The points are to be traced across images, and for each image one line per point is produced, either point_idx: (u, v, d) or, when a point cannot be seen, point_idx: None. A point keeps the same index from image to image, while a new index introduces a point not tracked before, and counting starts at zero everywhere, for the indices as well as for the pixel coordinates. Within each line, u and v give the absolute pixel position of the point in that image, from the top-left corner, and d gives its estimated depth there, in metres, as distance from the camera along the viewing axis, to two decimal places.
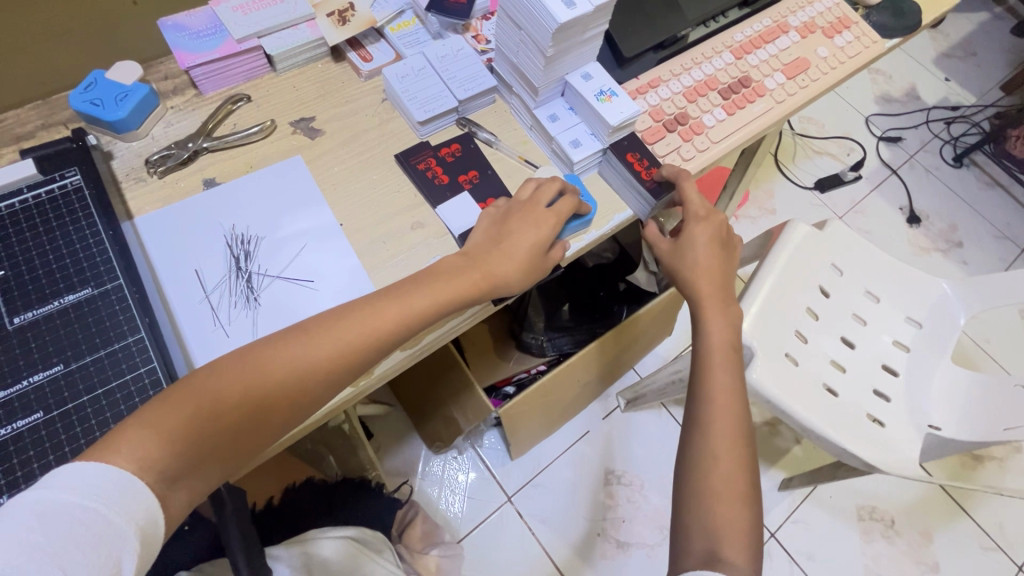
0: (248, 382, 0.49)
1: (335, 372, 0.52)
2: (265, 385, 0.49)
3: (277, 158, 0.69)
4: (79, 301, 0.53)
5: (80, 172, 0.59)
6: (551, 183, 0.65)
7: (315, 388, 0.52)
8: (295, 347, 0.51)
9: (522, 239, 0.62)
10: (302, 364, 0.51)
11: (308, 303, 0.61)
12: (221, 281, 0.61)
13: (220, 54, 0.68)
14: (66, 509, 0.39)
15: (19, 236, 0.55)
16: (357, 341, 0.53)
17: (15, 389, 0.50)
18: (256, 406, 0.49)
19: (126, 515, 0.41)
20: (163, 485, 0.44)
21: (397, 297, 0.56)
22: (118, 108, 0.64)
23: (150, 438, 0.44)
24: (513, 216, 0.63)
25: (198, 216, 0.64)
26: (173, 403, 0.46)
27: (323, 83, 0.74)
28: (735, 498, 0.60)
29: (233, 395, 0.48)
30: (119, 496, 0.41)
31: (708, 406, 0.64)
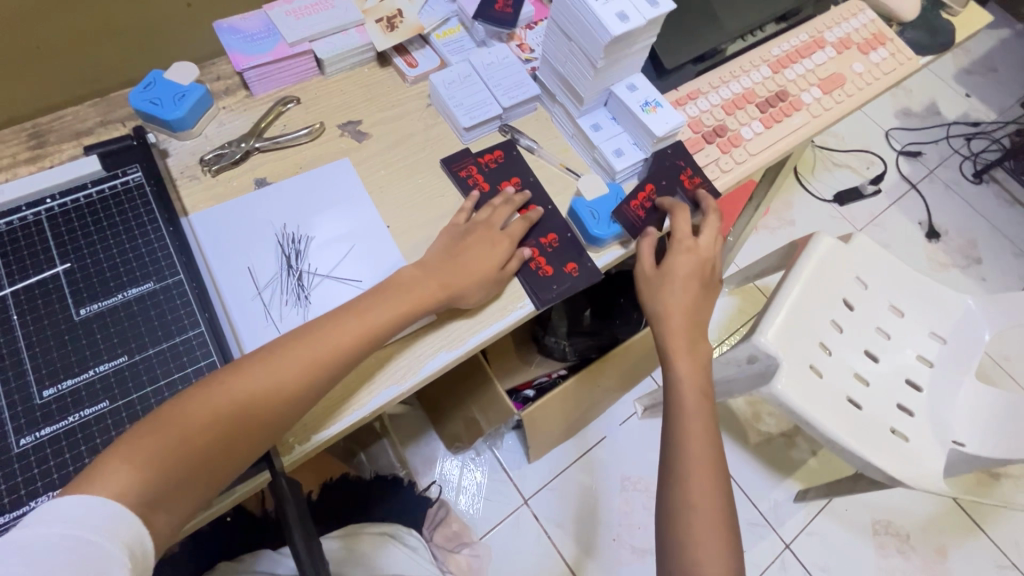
0: (221, 405, 0.49)
1: (310, 385, 0.53)
2: (240, 406, 0.50)
3: (326, 160, 0.70)
4: (141, 295, 0.55)
5: (141, 169, 0.60)
6: (505, 205, 0.68)
7: (295, 402, 0.52)
8: (268, 366, 0.52)
9: (478, 256, 0.63)
10: (268, 383, 0.51)
11: None
12: (274, 279, 0.62)
13: (273, 57, 0.70)
14: (50, 541, 0.40)
15: (83, 229, 0.57)
16: (315, 355, 0.54)
17: (82, 378, 0.51)
18: (234, 426, 0.49)
19: (112, 536, 0.42)
20: (144, 507, 0.45)
21: (371, 314, 0.57)
22: (176, 108, 0.66)
23: (126, 467, 0.45)
24: (468, 235, 0.65)
25: (250, 215, 0.65)
26: (146, 432, 0.47)
27: (369, 88, 0.76)
28: (713, 531, 0.62)
29: (209, 418, 0.49)
30: (101, 520, 0.42)
31: (684, 442, 0.66)
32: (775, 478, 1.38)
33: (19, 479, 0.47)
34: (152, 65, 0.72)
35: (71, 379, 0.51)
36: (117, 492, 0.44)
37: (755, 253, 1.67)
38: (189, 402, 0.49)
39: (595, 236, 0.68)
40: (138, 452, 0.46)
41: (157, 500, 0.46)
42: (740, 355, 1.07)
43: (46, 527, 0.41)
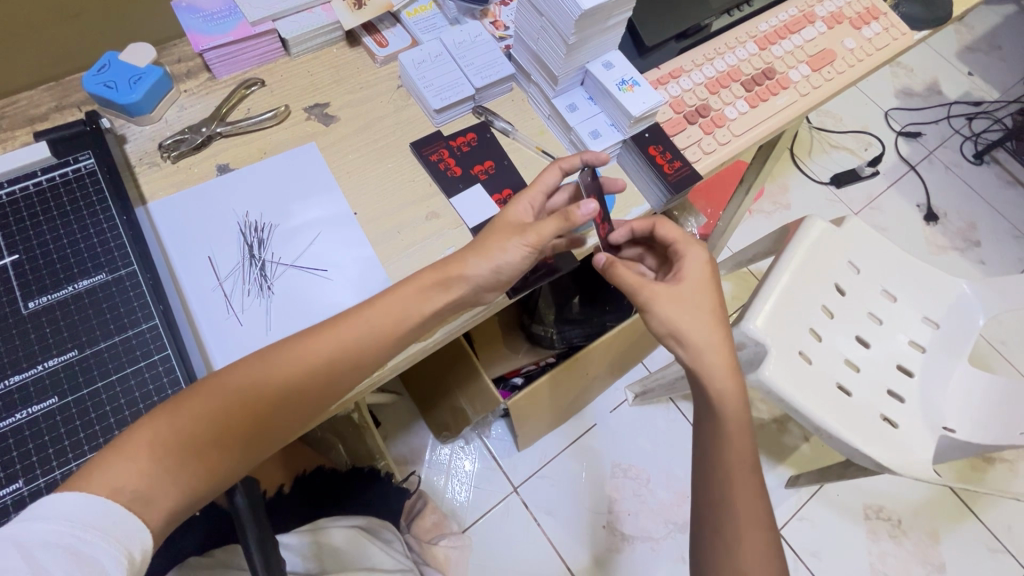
0: (222, 401, 0.47)
1: (310, 383, 0.51)
2: (239, 403, 0.48)
3: (291, 144, 0.68)
4: (93, 286, 0.53)
5: (93, 155, 0.58)
6: (531, 193, 0.61)
7: (293, 399, 0.50)
8: (267, 363, 0.50)
9: (511, 250, 0.57)
10: (268, 377, 0.49)
11: (321, 292, 0.61)
12: (235, 269, 0.60)
13: (234, 37, 0.67)
14: (50, 536, 0.40)
15: (32, 220, 0.55)
16: (320, 349, 0.51)
17: (30, 373, 0.49)
18: (233, 423, 0.47)
19: (109, 536, 0.41)
20: (136, 502, 0.43)
21: (372, 309, 0.54)
22: (132, 91, 0.63)
23: (124, 466, 0.43)
24: (495, 226, 0.59)
25: (211, 203, 0.63)
26: (143, 429, 0.45)
27: (338, 69, 0.73)
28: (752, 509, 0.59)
29: (212, 414, 0.47)
30: (92, 516, 0.41)
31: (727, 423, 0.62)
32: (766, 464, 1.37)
33: None
34: (108, 47, 0.69)
35: (18, 376, 0.49)
36: (110, 488, 0.42)
37: (749, 238, 1.65)
38: (191, 397, 0.47)
39: None
40: (137, 450, 0.44)
41: (152, 498, 0.44)
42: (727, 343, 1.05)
43: (45, 522, 0.40)
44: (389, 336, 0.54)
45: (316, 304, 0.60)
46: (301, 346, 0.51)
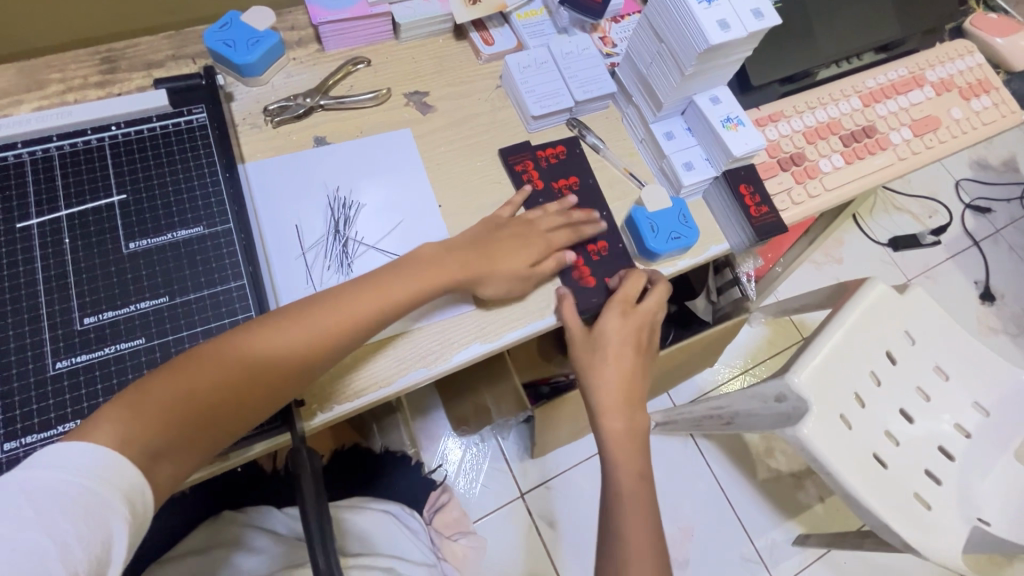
0: (231, 371, 0.47)
1: (317, 359, 0.51)
2: (249, 374, 0.48)
3: (388, 127, 0.69)
4: (191, 237, 0.54)
5: (206, 110, 0.60)
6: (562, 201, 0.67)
7: (301, 372, 0.51)
8: (276, 337, 0.50)
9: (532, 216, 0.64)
10: (275, 347, 0.49)
11: None
12: (319, 241, 0.61)
13: (351, 14, 0.68)
14: (51, 485, 0.39)
15: (142, 164, 0.56)
16: (330, 324, 0.52)
17: (121, 311, 0.50)
18: (242, 394, 0.48)
19: (115, 487, 0.40)
20: (146, 460, 0.43)
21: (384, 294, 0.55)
22: (248, 52, 0.65)
23: (129, 423, 0.43)
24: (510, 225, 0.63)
25: (305, 173, 0.64)
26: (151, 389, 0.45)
27: (441, 59, 0.74)
28: None
29: (222, 382, 0.47)
30: (98, 467, 0.40)
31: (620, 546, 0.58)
32: (773, 517, 1.36)
33: (46, 403, 0.47)
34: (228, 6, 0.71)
35: (111, 312, 0.50)
36: (119, 444, 0.42)
37: (797, 287, 1.62)
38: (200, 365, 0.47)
39: (649, 249, 0.64)
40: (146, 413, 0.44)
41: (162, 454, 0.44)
42: (763, 395, 1.05)
43: (48, 471, 0.39)
44: (395, 314, 0.55)
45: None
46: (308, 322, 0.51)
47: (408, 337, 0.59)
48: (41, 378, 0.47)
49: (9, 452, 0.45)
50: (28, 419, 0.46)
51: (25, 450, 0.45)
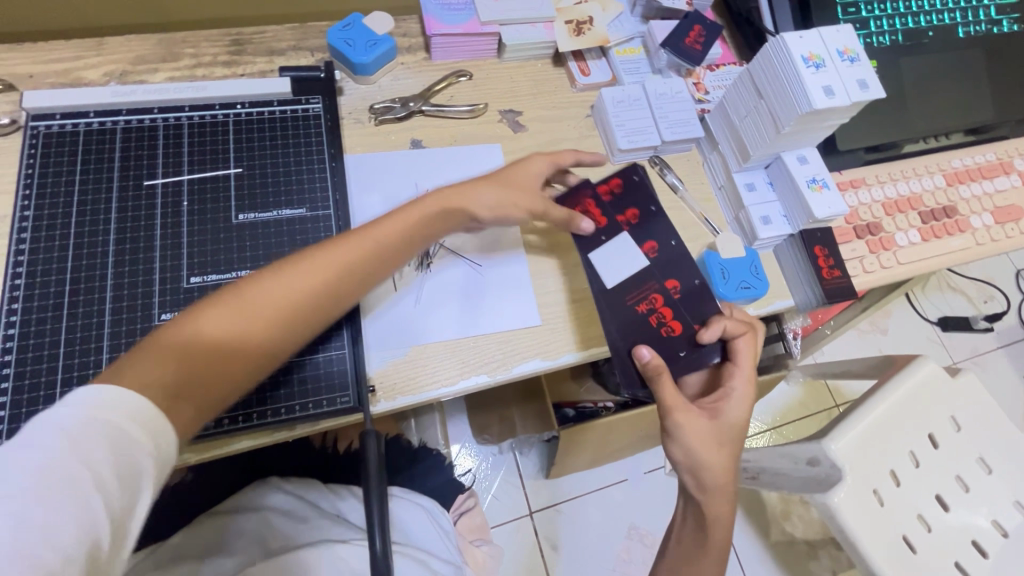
0: (240, 323, 0.45)
1: (325, 302, 0.50)
2: (254, 323, 0.46)
3: (480, 140, 0.72)
4: (293, 217, 0.58)
5: (321, 102, 0.64)
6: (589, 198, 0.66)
7: (309, 318, 0.49)
8: (275, 287, 0.48)
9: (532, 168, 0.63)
10: (280, 292, 0.48)
11: (473, 283, 0.63)
12: None
13: (464, 30, 0.72)
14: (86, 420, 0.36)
15: (259, 143, 0.61)
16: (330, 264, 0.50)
17: (224, 277, 0.54)
18: (253, 342, 0.46)
19: (146, 429, 0.38)
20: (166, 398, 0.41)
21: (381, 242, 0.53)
22: (365, 53, 0.69)
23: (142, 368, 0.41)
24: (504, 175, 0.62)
25: (400, 171, 0.68)
26: (155, 351, 0.42)
27: (538, 83, 0.77)
28: None
29: (227, 334, 0.45)
30: (135, 404, 0.38)
31: None
32: None
33: None
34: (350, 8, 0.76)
35: (216, 275, 0.54)
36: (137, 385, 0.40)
37: (837, 352, 1.59)
38: (201, 321, 0.44)
39: (717, 294, 0.65)
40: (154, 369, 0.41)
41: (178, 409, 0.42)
42: (796, 456, 1.03)
43: (81, 409, 0.36)
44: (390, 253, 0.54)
45: (462, 292, 0.62)
46: (309, 266, 0.48)
47: (468, 344, 0.60)
48: (145, 326, 0.51)
49: None
50: None
51: None
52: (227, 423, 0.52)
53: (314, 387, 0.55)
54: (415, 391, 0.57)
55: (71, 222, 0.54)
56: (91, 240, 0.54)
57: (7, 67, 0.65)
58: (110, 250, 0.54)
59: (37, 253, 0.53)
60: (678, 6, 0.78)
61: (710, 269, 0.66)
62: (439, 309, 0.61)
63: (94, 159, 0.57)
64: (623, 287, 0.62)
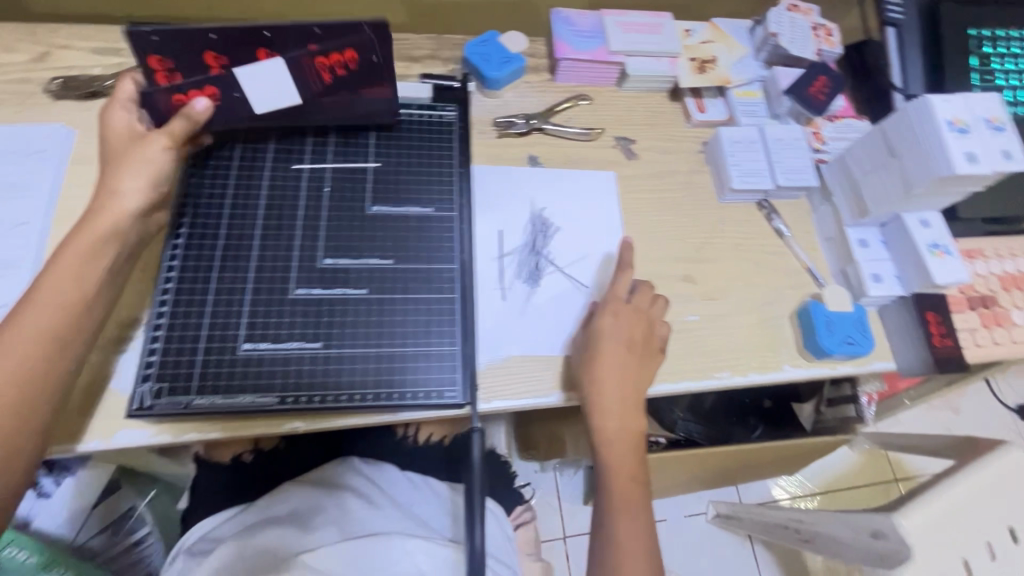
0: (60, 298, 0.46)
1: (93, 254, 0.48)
2: (48, 318, 0.45)
3: (593, 163, 0.74)
4: (422, 215, 0.61)
5: (456, 110, 0.68)
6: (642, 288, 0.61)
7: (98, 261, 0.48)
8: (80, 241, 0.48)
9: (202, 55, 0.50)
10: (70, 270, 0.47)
11: (575, 305, 0.63)
12: (516, 252, 0.65)
13: (592, 57, 0.75)
14: None
15: (397, 142, 0.64)
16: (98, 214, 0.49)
17: (356, 262, 0.57)
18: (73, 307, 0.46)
19: None
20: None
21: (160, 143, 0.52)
22: (498, 69, 0.73)
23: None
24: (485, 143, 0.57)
25: (520, 185, 0.70)
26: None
27: (653, 115, 0.79)
28: None
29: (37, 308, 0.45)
30: None
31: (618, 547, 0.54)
32: None
33: (281, 319, 0.54)
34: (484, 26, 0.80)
35: (349, 259, 0.57)
36: None
37: (901, 424, 1.51)
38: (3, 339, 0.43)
39: (820, 346, 0.64)
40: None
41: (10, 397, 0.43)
42: (855, 525, 0.79)
43: None
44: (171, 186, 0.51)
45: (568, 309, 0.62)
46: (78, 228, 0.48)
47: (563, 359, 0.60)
48: (282, 297, 0.55)
49: (244, 352, 0.52)
50: (265, 329, 0.53)
51: (256, 354, 0.52)
52: (340, 401, 0.52)
53: (426, 378, 0.54)
54: (504, 398, 0.57)
55: (228, 192, 0.59)
56: (243, 212, 0.58)
57: None
58: (259, 223, 0.58)
59: (197, 216, 0.57)
60: (805, 55, 0.78)
61: (816, 320, 0.65)
62: (546, 321, 0.61)
63: (252, 137, 0.61)
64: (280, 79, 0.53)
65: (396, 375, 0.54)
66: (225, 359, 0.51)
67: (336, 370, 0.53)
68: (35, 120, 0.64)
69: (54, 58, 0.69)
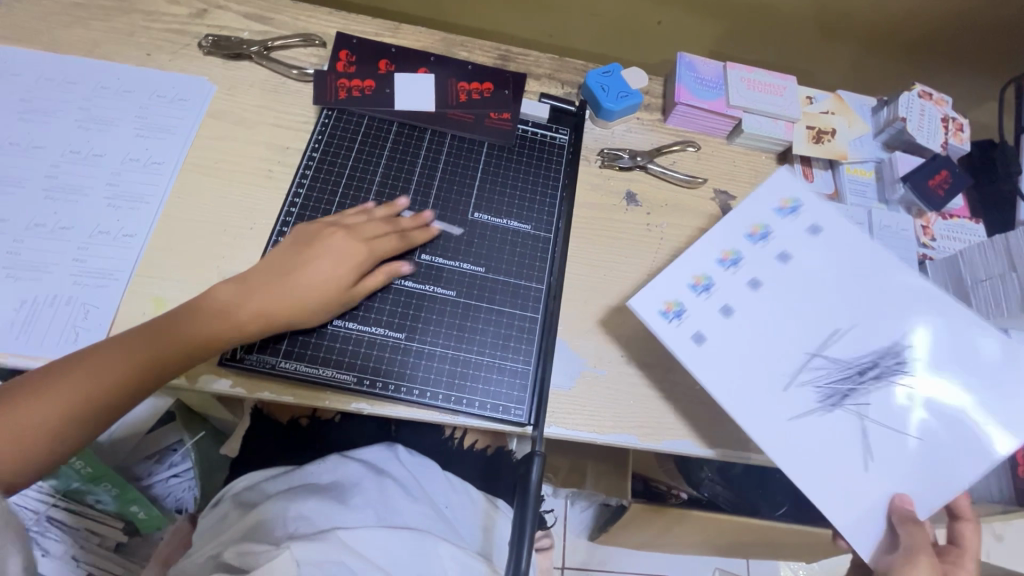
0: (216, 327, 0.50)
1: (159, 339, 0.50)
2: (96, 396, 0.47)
3: (690, 211, 0.73)
4: (519, 231, 0.63)
5: (568, 134, 0.69)
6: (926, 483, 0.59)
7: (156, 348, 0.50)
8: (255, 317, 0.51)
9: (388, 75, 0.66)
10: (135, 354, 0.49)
11: (872, 432, 0.51)
12: (857, 387, 0.52)
13: (710, 107, 0.75)
14: None
15: (507, 155, 0.66)
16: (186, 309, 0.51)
17: (451, 263, 0.59)
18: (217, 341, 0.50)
19: None
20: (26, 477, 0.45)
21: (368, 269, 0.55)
22: (615, 102, 0.73)
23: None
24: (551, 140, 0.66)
25: (802, 238, 0.57)
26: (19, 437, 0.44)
27: (758, 175, 0.78)
28: None
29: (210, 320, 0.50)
30: None
31: None
32: None
33: (372, 303, 0.56)
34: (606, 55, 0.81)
35: (444, 260, 0.59)
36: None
37: None
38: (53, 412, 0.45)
39: None
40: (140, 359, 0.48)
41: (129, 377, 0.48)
42: None
43: None
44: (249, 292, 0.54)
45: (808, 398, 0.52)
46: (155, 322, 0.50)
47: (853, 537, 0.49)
48: (376, 283, 0.57)
49: (333, 328, 0.54)
50: (355, 309, 0.55)
51: (344, 332, 0.54)
52: (411, 395, 0.53)
53: (495, 391, 0.55)
54: (566, 427, 0.56)
55: (345, 172, 0.62)
56: (355, 194, 0.61)
57: (321, 26, 0.75)
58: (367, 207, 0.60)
59: (314, 191, 0.61)
60: (930, 146, 0.75)
61: None
62: (633, 360, 0.60)
63: (375, 124, 0.64)
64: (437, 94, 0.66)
65: (468, 382, 0.55)
66: (316, 331, 0.54)
67: (413, 364, 0.55)
68: (184, 72, 0.69)
69: (209, 16, 0.73)
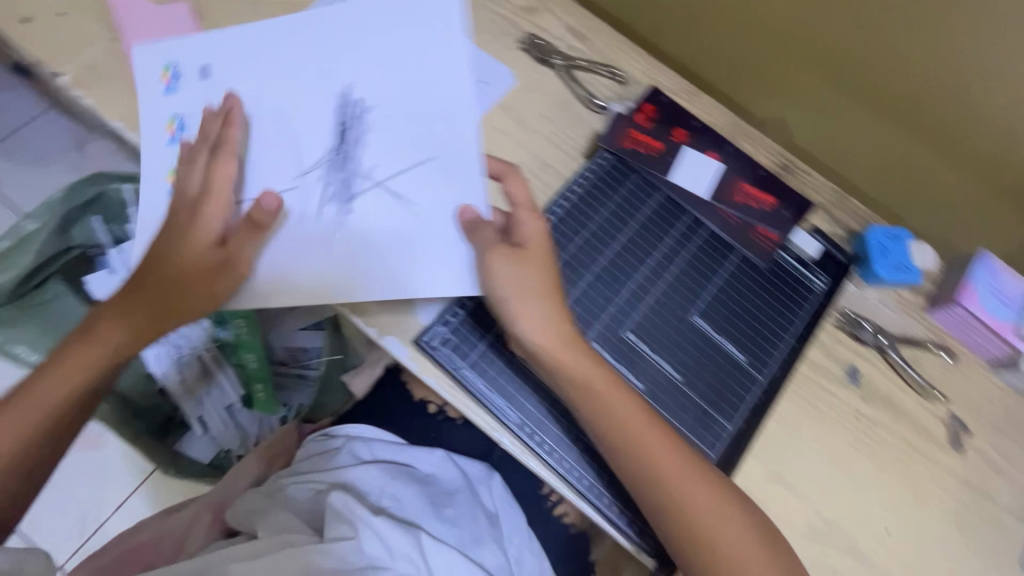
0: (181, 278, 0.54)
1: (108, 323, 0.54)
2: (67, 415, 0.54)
3: (910, 419, 0.64)
4: (734, 358, 0.58)
5: (826, 283, 0.63)
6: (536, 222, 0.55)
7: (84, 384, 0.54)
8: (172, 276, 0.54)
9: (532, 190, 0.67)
10: (65, 399, 0.53)
11: (390, 200, 0.57)
12: (325, 161, 0.58)
13: (993, 326, 0.63)
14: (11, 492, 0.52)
15: (755, 276, 0.61)
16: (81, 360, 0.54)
17: (654, 358, 0.56)
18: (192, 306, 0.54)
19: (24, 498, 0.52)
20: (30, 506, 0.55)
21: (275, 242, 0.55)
22: (887, 271, 0.65)
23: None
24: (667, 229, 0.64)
25: (308, 69, 0.60)
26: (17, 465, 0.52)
27: (1010, 422, 0.65)
28: None
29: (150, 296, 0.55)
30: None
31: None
32: None
33: None
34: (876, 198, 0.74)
35: (648, 349, 0.56)
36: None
37: None
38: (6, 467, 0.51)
39: None
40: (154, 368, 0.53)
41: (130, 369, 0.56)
42: None
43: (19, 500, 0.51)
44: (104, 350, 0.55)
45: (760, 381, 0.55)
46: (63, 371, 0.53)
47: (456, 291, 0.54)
48: None
49: (523, 361, 0.55)
50: None
51: (529, 370, 0.55)
52: (559, 463, 0.54)
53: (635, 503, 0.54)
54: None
55: (596, 216, 0.61)
56: (597, 244, 0.60)
57: (629, 64, 0.75)
58: (600, 260, 0.59)
59: (562, 221, 0.60)
60: None
61: None
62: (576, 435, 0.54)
63: (643, 186, 0.63)
64: (717, 186, 0.63)
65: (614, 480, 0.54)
66: (507, 356, 0.55)
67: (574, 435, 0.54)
68: (495, 57, 0.72)
69: (538, 16, 0.76)
